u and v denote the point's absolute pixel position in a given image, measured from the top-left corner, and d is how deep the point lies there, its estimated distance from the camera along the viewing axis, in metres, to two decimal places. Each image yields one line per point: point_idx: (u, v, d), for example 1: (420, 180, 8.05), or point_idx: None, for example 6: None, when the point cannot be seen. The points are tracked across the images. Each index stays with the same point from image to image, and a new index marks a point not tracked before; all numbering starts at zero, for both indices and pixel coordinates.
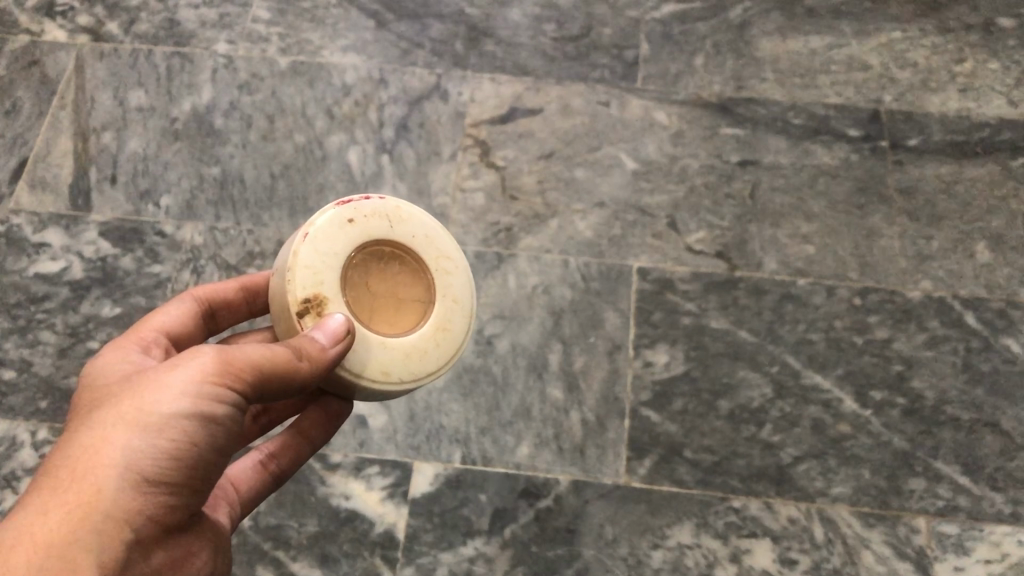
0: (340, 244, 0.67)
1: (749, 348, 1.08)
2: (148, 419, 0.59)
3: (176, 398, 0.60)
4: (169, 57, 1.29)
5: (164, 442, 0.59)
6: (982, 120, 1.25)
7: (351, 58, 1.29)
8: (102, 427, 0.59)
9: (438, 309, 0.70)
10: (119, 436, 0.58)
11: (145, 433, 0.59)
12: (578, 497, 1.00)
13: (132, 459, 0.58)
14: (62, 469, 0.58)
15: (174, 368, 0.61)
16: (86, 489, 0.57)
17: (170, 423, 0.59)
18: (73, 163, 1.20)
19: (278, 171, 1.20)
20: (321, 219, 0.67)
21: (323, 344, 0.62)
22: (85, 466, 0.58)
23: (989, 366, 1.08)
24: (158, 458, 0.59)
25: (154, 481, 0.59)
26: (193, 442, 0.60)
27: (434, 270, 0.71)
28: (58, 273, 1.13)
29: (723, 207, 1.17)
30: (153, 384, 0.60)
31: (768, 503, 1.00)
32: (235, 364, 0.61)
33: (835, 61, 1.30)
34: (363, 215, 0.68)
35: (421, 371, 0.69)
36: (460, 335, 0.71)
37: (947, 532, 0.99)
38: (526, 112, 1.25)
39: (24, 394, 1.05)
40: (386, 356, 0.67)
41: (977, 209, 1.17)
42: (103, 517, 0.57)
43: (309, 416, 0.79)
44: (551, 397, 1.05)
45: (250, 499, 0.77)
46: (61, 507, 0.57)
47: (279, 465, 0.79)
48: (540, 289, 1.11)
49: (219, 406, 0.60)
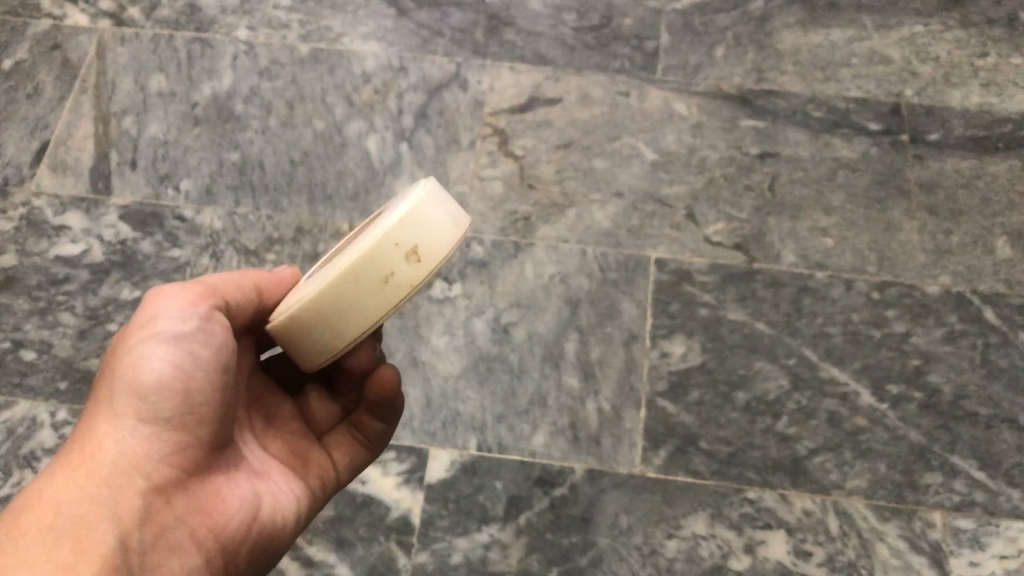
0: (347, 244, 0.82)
1: (766, 340, 1.08)
2: (130, 360, 0.69)
3: (150, 335, 0.69)
4: (190, 42, 1.30)
5: (147, 381, 0.68)
6: (1003, 116, 1.24)
7: (371, 46, 1.30)
8: (102, 385, 0.70)
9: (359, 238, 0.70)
10: (111, 382, 0.69)
11: (128, 372, 0.68)
12: (593, 487, 1.00)
13: (124, 394, 0.68)
14: (76, 436, 0.68)
15: (144, 316, 0.71)
16: (88, 448, 0.67)
17: (144, 355, 0.69)
18: (94, 146, 1.21)
19: (297, 157, 1.20)
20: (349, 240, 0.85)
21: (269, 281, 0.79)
22: (92, 418, 0.68)
23: (1007, 362, 1.07)
24: (142, 386, 0.68)
25: (146, 407, 0.68)
26: (172, 364, 0.68)
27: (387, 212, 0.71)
28: (78, 256, 1.13)
29: (743, 199, 1.17)
30: (132, 334, 0.71)
31: (783, 495, 1.00)
32: (202, 293, 0.73)
33: (857, 55, 1.30)
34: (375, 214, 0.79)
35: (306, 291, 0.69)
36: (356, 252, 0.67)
37: (962, 527, 0.98)
38: (545, 102, 1.24)
39: (44, 375, 1.06)
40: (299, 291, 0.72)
41: (997, 204, 1.17)
42: (105, 454, 0.66)
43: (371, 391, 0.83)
44: (567, 386, 1.05)
45: (346, 471, 0.85)
46: (74, 456, 0.67)
47: (362, 439, 0.86)
48: (558, 279, 1.11)
49: (188, 327, 0.70)
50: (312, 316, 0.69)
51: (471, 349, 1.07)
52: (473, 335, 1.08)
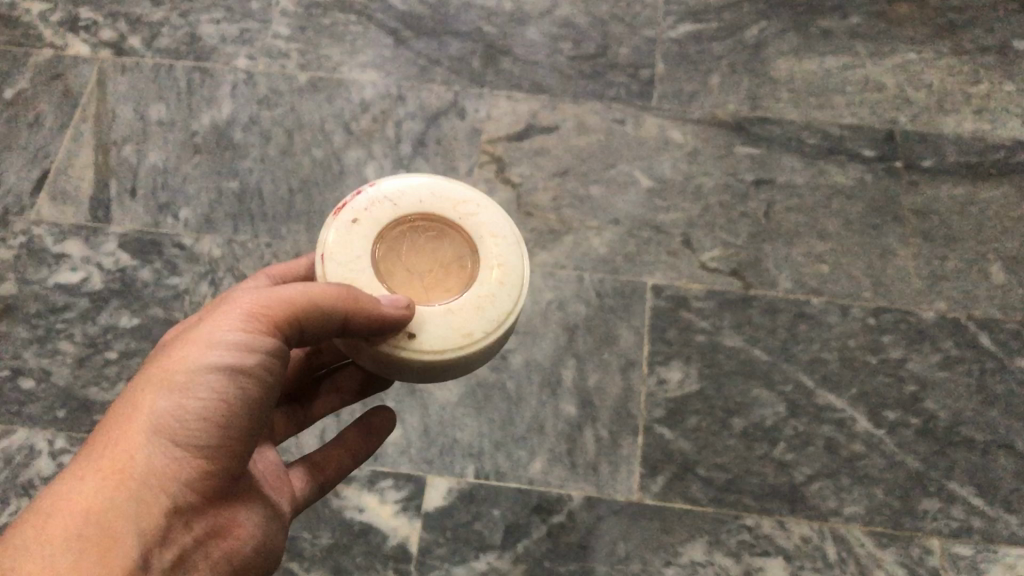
0: (357, 246, 0.68)
1: (763, 366, 1.08)
2: (179, 377, 0.62)
3: (207, 351, 0.62)
4: (189, 72, 1.31)
5: (190, 399, 0.61)
6: (996, 142, 1.25)
7: (369, 74, 1.31)
8: (134, 395, 0.62)
9: (481, 251, 0.69)
10: (150, 398, 0.61)
11: (173, 389, 0.61)
12: (591, 514, 1.00)
13: (165, 415, 0.61)
14: (100, 438, 0.61)
15: (202, 329, 0.64)
16: (118, 454, 0.60)
17: (197, 378, 0.62)
18: (94, 175, 1.21)
19: (296, 185, 1.21)
20: (328, 231, 0.68)
21: (381, 302, 0.64)
22: (121, 432, 0.61)
23: (1003, 388, 1.08)
24: (188, 413, 0.61)
25: (181, 431, 0.61)
26: (227, 392, 0.62)
27: (453, 219, 0.70)
28: (77, 284, 1.14)
29: (739, 225, 1.18)
30: (185, 344, 0.63)
31: (781, 522, 1.00)
32: (271, 310, 0.64)
33: (851, 82, 1.31)
34: (363, 211, 0.69)
35: (499, 315, 0.68)
36: (517, 260, 0.70)
37: (961, 553, 0.99)
38: (542, 130, 1.25)
39: (42, 403, 1.06)
40: (456, 322, 0.67)
41: (991, 231, 1.18)
42: (138, 480, 0.59)
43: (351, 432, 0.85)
44: (565, 413, 1.05)
45: (302, 501, 0.78)
46: (97, 472, 0.59)
47: (325, 476, 0.82)
48: (555, 305, 1.11)
49: (251, 357, 0.63)
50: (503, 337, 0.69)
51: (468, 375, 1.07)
52: None
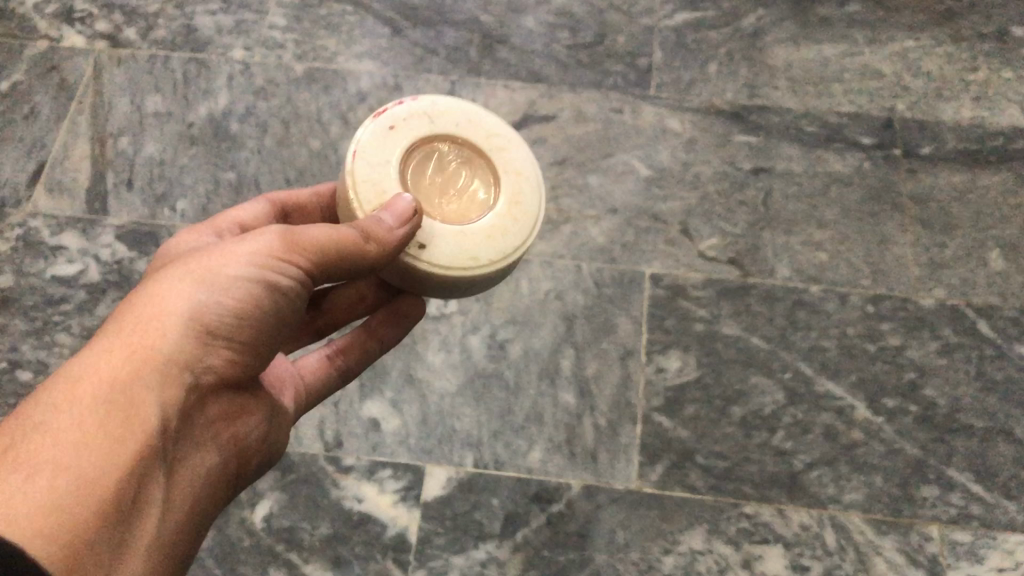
0: (389, 150, 0.66)
1: (762, 354, 1.08)
2: (216, 278, 0.62)
3: (242, 258, 0.63)
4: (186, 63, 1.31)
5: (226, 298, 0.62)
6: (995, 129, 1.25)
7: (366, 64, 1.30)
8: (166, 283, 0.62)
9: (501, 184, 0.68)
10: (185, 289, 0.61)
11: (209, 285, 0.62)
12: (590, 502, 1.00)
13: (200, 308, 0.61)
14: (130, 313, 0.60)
15: (240, 242, 0.64)
16: (151, 331, 0.59)
17: (233, 284, 0.62)
18: (91, 167, 1.21)
19: (293, 176, 1.21)
20: (364, 131, 0.67)
21: (387, 224, 0.62)
22: (152, 311, 0.60)
23: (1002, 374, 1.08)
24: (221, 308, 0.62)
25: (212, 322, 0.62)
26: (256, 302, 0.63)
27: (484, 150, 0.69)
28: (74, 276, 1.13)
29: (736, 214, 1.18)
30: (221, 250, 0.64)
31: (780, 510, 1.00)
32: (301, 240, 0.64)
33: (849, 70, 1.30)
34: (401, 119, 0.67)
35: (507, 248, 0.67)
36: (535, 202, 0.69)
37: (960, 540, 0.98)
38: (540, 119, 1.25)
39: None
40: (465, 243, 0.66)
41: (990, 217, 1.18)
42: (167, 359, 0.59)
43: (377, 316, 0.87)
44: (564, 402, 1.05)
45: (316, 388, 0.84)
46: (128, 344, 0.58)
47: (346, 360, 0.86)
48: (553, 294, 1.11)
49: (284, 278, 0.64)
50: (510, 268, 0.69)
51: (467, 366, 1.07)
52: (469, 352, 1.08)
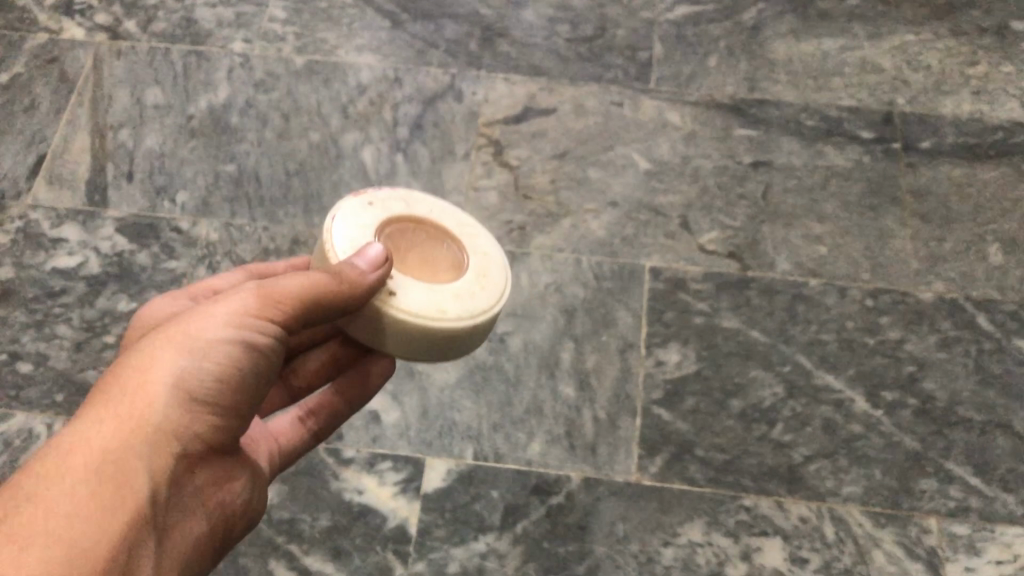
0: (367, 217, 0.70)
1: (762, 348, 1.08)
2: (195, 343, 0.63)
3: (223, 322, 0.64)
4: (186, 55, 1.31)
5: (209, 363, 0.63)
6: (995, 123, 1.25)
7: (366, 57, 1.30)
8: (147, 352, 0.63)
9: (469, 259, 0.72)
10: (166, 357, 0.62)
11: (192, 351, 0.62)
12: (589, 495, 1.00)
13: (182, 376, 0.62)
14: (118, 382, 0.62)
15: (217, 304, 0.65)
16: (138, 402, 0.60)
17: (212, 349, 0.63)
18: (91, 159, 1.21)
19: (293, 168, 1.21)
20: (344, 201, 0.71)
21: (361, 268, 0.64)
22: (135, 383, 0.61)
23: (1001, 367, 1.08)
24: (204, 374, 0.62)
25: (197, 388, 0.62)
26: (238, 365, 0.64)
27: (454, 234, 0.73)
28: (74, 268, 1.13)
29: (736, 207, 1.18)
30: (202, 313, 0.64)
31: (779, 502, 1.00)
32: (278, 299, 0.64)
33: (849, 64, 1.31)
34: (380, 198, 0.72)
35: (474, 309, 0.69)
36: (500, 278, 0.72)
37: (958, 533, 0.98)
38: (540, 113, 1.25)
39: (40, 387, 1.06)
40: (434, 298, 0.67)
41: (989, 211, 1.18)
42: (154, 429, 0.60)
43: (348, 376, 0.84)
44: (563, 395, 1.05)
45: (289, 451, 0.82)
46: (113, 419, 0.60)
47: (318, 423, 0.84)
48: (553, 288, 1.12)
49: (262, 337, 0.65)
50: (475, 333, 0.70)
51: (467, 359, 1.07)
52: None
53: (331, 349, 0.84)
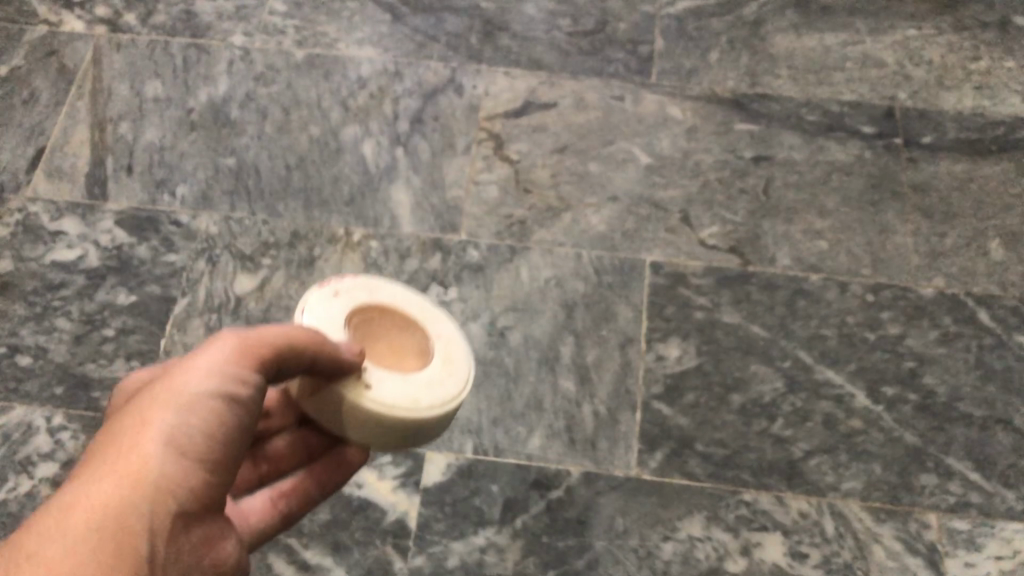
0: (335, 311, 0.73)
1: (762, 343, 1.08)
2: (182, 396, 0.61)
3: (206, 374, 0.62)
4: (185, 49, 1.30)
5: (196, 417, 0.60)
6: (996, 118, 1.25)
7: (366, 51, 1.30)
8: (134, 410, 0.60)
9: (435, 346, 0.75)
10: (156, 412, 0.60)
11: (178, 406, 0.60)
12: (589, 489, 1.00)
13: (171, 430, 0.59)
14: (106, 445, 0.59)
15: (196, 358, 0.63)
16: (129, 461, 0.58)
17: (201, 400, 0.61)
18: (90, 152, 1.21)
19: (293, 162, 1.20)
20: (311, 296, 0.73)
21: (341, 352, 0.67)
22: (127, 441, 0.59)
23: (1002, 363, 1.08)
24: (193, 427, 0.60)
25: (189, 442, 0.60)
26: (223, 418, 0.62)
27: (416, 320, 0.77)
28: (73, 261, 1.13)
29: (737, 202, 1.18)
30: (182, 369, 0.62)
31: (779, 497, 1.00)
32: (254, 348, 0.64)
33: (850, 58, 1.30)
34: (345, 288, 0.75)
35: (444, 397, 0.72)
36: (464, 363, 0.76)
37: (958, 528, 0.98)
38: (540, 107, 1.25)
39: (39, 380, 1.06)
40: (407, 389, 0.71)
41: (991, 207, 1.17)
42: (151, 486, 0.57)
43: (320, 463, 0.81)
44: (563, 389, 1.05)
45: (259, 531, 0.76)
46: (109, 475, 0.57)
47: (288, 505, 0.79)
48: (553, 282, 1.11)
49: (244, 388, 0.63)
50: (445, 418, 0.73)
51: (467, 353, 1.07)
52: (469, 339, 1.08)
53: (302, 435, 0.82)
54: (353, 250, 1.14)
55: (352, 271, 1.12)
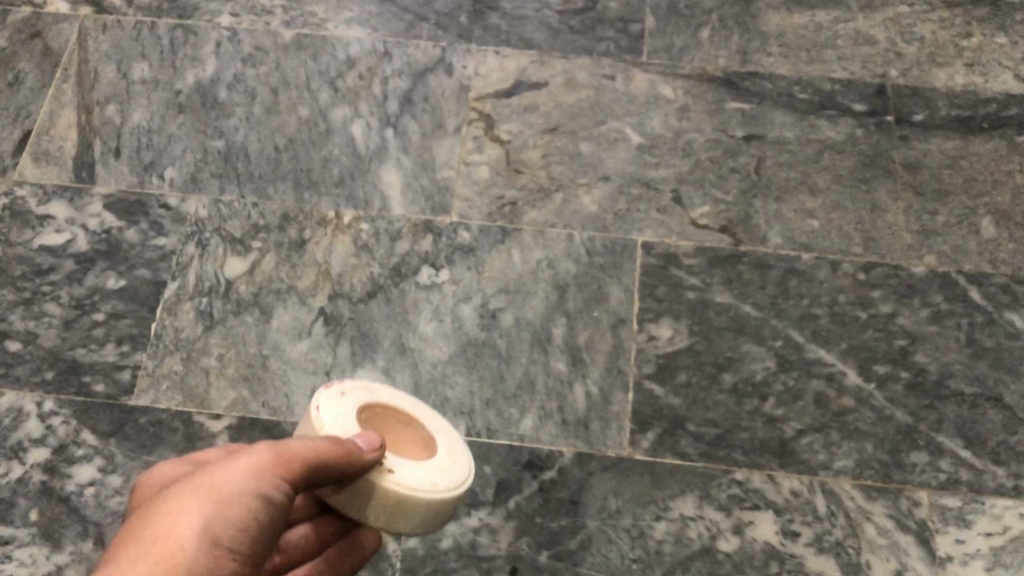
0: (346, 406, 0.74)
1: (754, 322, 1.08)
2: (220, 495, 0.64)
3: (242, 475, 0.65)
4: (172, 30, 1.29)
5: (231, 514, 0.64)
6: (988, 96, 1.24)
7: (355, 31, 1.29)
8: (173, 501, 0.64)
9: (437, 438, 0.77)
10: (193, 506, 0.63)
11: (215, 502, 0.64)
12: (581, 470, 1.00)
13: (206, 524, 0.63)
14: (147, 528, 0.63)
15: (236, 459, 0.66)
16: (167, 547, 0.62)
17: (236, 499, 0.64)
18: (77, 135, 1.20)
19: (282, 144, 1.20)
20: (320, 394, 0.74)
21: (361, 447, 0.68)
22: (165, 528, 0.62)
23: (992, 341, 1.08)
24: (226, 523, 0.63)
25: (221, 535, 0.63)
26: (255, 517, 0.65)
27: (416, 417, 0.79)
28: (62, 246, 1.13)
29: (729, 181, 1.17)
30: (221, 467, 0.66)
31: (771, 476, 1.00)
32: (287, 457, 0.66)
33: (841, 35, 1.29)
34: (349, 388, 0.76)
35: (457, 479, 0.74)
36: (465, 451, 0.78)
37: (948, 505, 0.99)
38: (531, 86, 1.24)
39: (30, 365, 1.05)
40: (425, 474, 0.72)
41: (982, 184, 1.17)
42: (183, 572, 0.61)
43: (336, 545, 0.83)
44: (555, 370, 1.05)
45: None
46: (146, 560, 0.61)
47: None
48: (545, 264, 1.11)
49: (277, 492, 0.66)
50: (456, 502, 0.75)
51: (459, 335, 1.07)
52: (461, 321, 1.08)
53: (318, 526, 0.80)
54: (343, 232, 1.13)
55: (342, 253, 1.12)
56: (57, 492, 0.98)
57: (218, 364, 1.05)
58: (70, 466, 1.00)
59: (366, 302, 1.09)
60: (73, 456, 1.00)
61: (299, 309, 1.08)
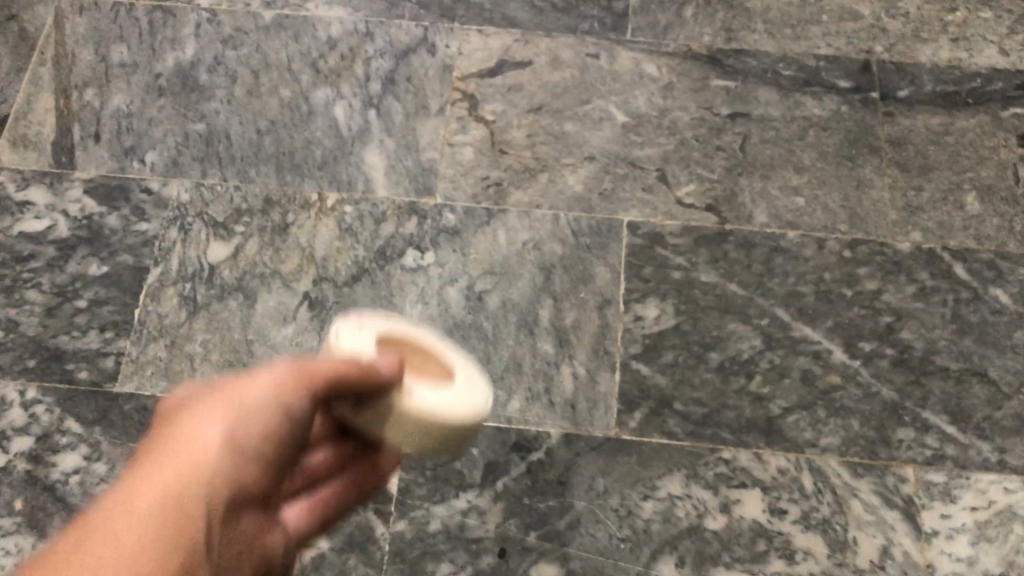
0: (364, 334, 0.72)
1: (740, 301, 1.08)
2: (242, 403, 0.63)
3: (263, 383, 0.63)
4: (150, 11, 1.27)
5: (254, 420, 0.62)
6: (973, 71, 1.24)
7: (336, 11, 1.27)
8: (194, 410, 0.63)
9: (455, 368, 0.75)
10: (216, 413, 0.62)
11: (237, 409, 0.62)
12: (569, 451, 1.00)
13: (229, 429, 0.61)
14: (167, 438, 0.61)
15: (255, 370, 0.64)
16: (191, 450, 0.60)
17: (258, 408, 0.63)
18: (56, 120, 1.18)
19: (264, 127, 1.18)
20: (338, 326, 0.73)
21: (380, 368, 0.67)
22: (187, 436, 0.61)
23: (978, 316, 1.08)
24: (250, 427, 0.62)
25: (245, 442, 0.62)
26: (277, 428, 0.63)
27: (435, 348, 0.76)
28: (43, 232, 1.11)
29: (714, 160, 1.17)
30: (241, 376, 0.64)
31: (758, 455, 1.01)
32: (310, 371, 0.64)
33: (827, 11, 1.29)
34: (366, 320, 0.74)
35: (474, 406, 0.72)
36: (482, 383, 0.76)
37: (934, 480, 0.99)
38: (515, 65, 1.23)
39: (12, 354, 1.04)
40: (442, 398, 0.71)
41: (968, 160, 1.17)
42: (209, 477, 0.59)
43: (356, 466, 0.77)
44: (542, 351, 1.05)
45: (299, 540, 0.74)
46: (171, 464, 0.59)
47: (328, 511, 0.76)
48: (531, 245, 1.11)
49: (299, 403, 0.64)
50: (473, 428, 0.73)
51: (445, 317, 1.06)
52: (447, 303, 1.07)
53: (340, 447, 0.76)
54: (327, 215, 1.12)
55: (326, 237, 1.11)
56: (43, 480, 0.98)
57: (203, 350, 1.04)
58: (55, 454, 0.99)
59: (351, 286, 1.08)
60: (58, 444, 0.99)
61: (283, 294, 1.07)
